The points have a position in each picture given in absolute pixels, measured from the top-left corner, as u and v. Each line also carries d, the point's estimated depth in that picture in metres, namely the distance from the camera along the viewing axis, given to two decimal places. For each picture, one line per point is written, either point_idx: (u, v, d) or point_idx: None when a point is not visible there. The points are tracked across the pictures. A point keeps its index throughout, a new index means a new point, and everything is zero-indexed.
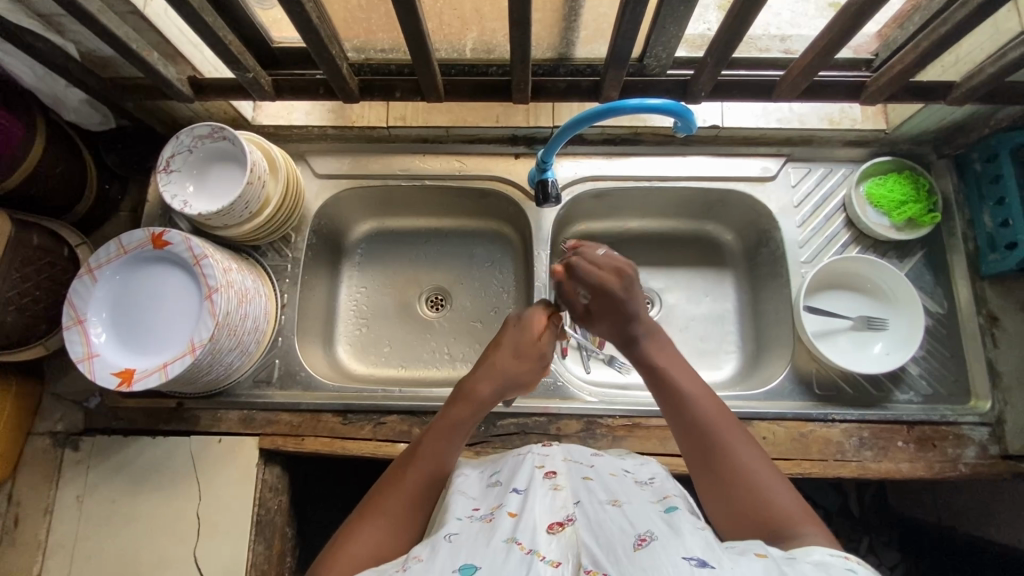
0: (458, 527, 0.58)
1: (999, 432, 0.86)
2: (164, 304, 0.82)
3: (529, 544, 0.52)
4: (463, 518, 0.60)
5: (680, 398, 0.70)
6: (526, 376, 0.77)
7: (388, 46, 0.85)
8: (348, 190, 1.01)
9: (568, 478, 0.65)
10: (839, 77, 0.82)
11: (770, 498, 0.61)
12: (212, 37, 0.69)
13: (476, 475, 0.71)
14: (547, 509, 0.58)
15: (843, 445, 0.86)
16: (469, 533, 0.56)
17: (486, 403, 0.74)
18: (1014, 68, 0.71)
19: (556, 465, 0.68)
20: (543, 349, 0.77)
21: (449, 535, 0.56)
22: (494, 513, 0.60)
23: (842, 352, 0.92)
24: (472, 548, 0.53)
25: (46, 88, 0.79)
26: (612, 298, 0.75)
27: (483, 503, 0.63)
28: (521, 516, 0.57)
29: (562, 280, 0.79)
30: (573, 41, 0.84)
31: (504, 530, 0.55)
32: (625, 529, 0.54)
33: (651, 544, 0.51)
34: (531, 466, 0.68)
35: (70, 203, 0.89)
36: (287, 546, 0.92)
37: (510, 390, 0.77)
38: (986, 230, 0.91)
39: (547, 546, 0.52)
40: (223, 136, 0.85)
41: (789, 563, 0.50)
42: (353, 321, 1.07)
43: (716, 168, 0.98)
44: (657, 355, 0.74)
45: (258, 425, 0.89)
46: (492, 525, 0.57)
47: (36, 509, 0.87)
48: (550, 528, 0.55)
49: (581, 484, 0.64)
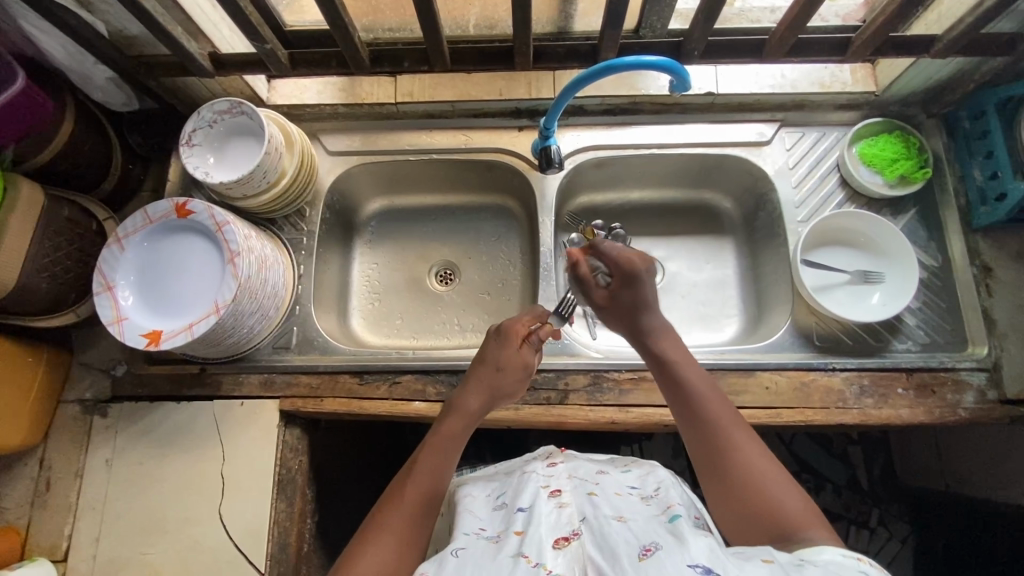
0: (466, 543, 0.64)
1: (997, 377, 0.88)
2: (176, 308, 0.84)
3: (536, 558, 0.57)
4: (470, 535, 0.66)
5: (688, 399, 0.73)
6: (509, 386, 0.80)
7: (395, 24, 0.92)
8: (359, 166, 1.06)
9: (573, 495, 0.69)
10: (824, 37, 0.86)
11: (772, 496, 0.64)
12: (234, 8, 0.74)
13: (482, 496, 0.77)
14: (551, 526, 0.62)
15: (844, 394, 0.89)
16: (475, 548, 0.62)
17: (475, 414, 0.78)
18: (990, 17, 0.75)
19: (560, 484, 0.72)
20: (525, 359, 0.81)
21: (456, 550, 0.61)
22: (499, 532, 0.65)
23: (840, 303, 0.95)
24: (478, 561, 0.58)
25: (76, 66, 0.84)
26: (633, 276, 0.80)
27: (491, 522, 0.69)
28: (527, 534, 0.61)
29: (579, 261, 0.85)
30: (572, 14, 0.91)
31: (511, 547, 0.60)
32: (629, 541, 0.57)
33: (655, 553, 0.53)
34: (536, 486, 0.72)
35: (96, 179, 0.94)
36: (308, 508, 0.95)
37: (500, 401, 0.81)
38: (976, 184, 0.93)
39: (554, 560, 0.57)
40: (242, 111, 0.90)
41: (798, 568, 0.51)
42: (365, 295, 1.11)
43: (712, 135, 1.02)
44: (666, 348, 0.78)
45: (278, 388, 0.93)
46: (498, 544, 0.62)
47: (69, 473, 0.91)
48: (555, 544, 0.59)
49: (585, 500, 0.68)
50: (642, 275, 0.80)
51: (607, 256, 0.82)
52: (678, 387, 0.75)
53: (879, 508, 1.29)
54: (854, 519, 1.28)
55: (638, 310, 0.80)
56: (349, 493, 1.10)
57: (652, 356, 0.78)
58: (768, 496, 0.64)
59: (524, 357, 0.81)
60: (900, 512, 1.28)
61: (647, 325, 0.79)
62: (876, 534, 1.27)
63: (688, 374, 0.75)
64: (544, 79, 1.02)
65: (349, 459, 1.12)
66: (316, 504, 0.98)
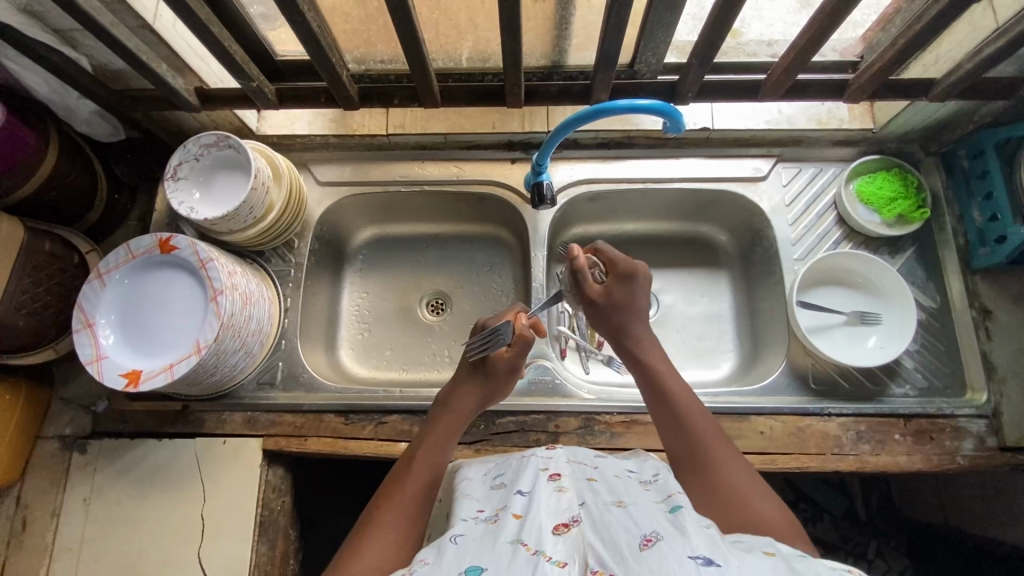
0: (464, 529, 0.60)
1: (997, 424, 0.86)
2: (170, 309, 0.84)
3: (535, 546, 0.53)
4: (468, 519, 0.62)
5: (675, 405, 0.73)
6: (496, 388, 0.80)
7: (387, 56, 0.89)
8: (349, 197, 1.04)
9: (573, 481, 0.65)
10: (820, 77, 0.85)
11: (760, 508, 0.63)
12: (219, 48, 0.72)
13: (478, 476, 0.73)
14: (551, 512, 0.59)
15: (840, 439, 0.87)
16: (474, 534, 0.58)
17: (470, 412, 0.78)
18: (989, 63, 0.74)
19: (559, 468, 0.68)
20: (510, 363, 0.79)
21: (455, 536, 0.58)
22: (498, 513, 0.62)
23: (837, 345, 0.94)
24: (478, 549, 0.54)
25: (60, 100, 0.83)
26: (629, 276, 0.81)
27: (488, 503, 0.65)
28: (527, 517, 0.58)
29: (579, 257, 0.81)
30: (565, 49, 0.87)
31: (510, 531, 0.56)
32: (630, 530, 0.54)
33: (656, 544, 0.51)
34: (535, 470, 0.68)
35: (80, 211, 0.92)
36: (291, 549, 0.93)
37: (491, 401, 0.81)
38: (976, 225, 0.92)
39: (554, 546, 0.53)
40: (228, 144, 0.88)
41: (798, 561, 0.51)
42: (355, 325, 1.09)
43: (708, 170, 1.01)
44: (650, 356, 0.78)
45: (261, 426, 0.91)
46: (497, 526, 0.59)
47: (44, 512, 0.88)
48: (555, 530, 0.56)
49: (585, 485, 0.64)
50: (638, 277, 0.82)
51: (606, 255, 0.83)
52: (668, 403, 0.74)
53: (877, 540, 1.21)
54: (852, 551, 1.21)
55: (629, 311, 0.81)
56: (333, 526, 1.08)
57: (636, 363, 0.78)
58: (753, 507, 0.64)
59: (508, 358, 0.79)
60: (898, 545, 1.21)
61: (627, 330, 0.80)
62: (874, 568, 1.19)
63: (672, 382, 0.75)
64: (538, 112, 1.01)
65: (335, 492, 1.10)
66: (298, 544, 0.97)
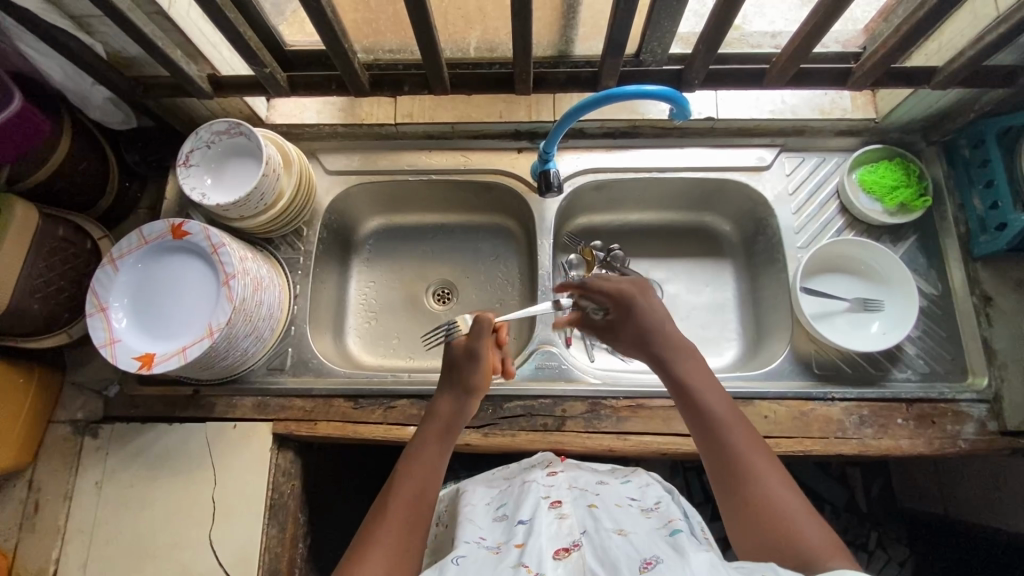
0: (466, 552, 0.62)
1: (998, 409, 0.88)
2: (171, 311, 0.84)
3: (536, 568, 0.55)
4: (470, 544, 0.64)
5: (710, 420, 0.71)
6: (468, 382, 0.78)
7: (396, 46, 0.90)
8: (358, 186, 1.05)
9: (573, 507, 0.67)
10: (823, 65, 0.86)
11: (795, 525, 0.62)
12: (234, 33, 0.73)
13: (483, 504, 0.75)
14: (551, 537, 0.60)
15: (843, 423, 0.88)
16: (475, 558, 0.60)
17: (452, 414, 0.77)
18: (991, 50, 0.75)
19: (560, 494, 0.70)
20: (474, 353, 0.78)
21: (455, 558, 0.60)
22: (499, 542, 0.63)
23: (840, 331, 0.95)
24: (479, 571, 0.57)
25: (74, 86, 0.83)
26: (625, 299, 0.83)
27: (491, 531, 0.67)
28: (527, 544, 0.59)
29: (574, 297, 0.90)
30: (572, 38, 0.89)
31: (511, 557, 0.58)
32: (631, 555, 0.55)
33: (656, 566, 0.52)
34: (537, 497, 0.70)
35: (92, 197, 0.94)
36: (299, 533, 0.94)
37: (472, 400, 0.79)
38: (977, 213, 0.93)
39: (554, 570, 0.55)
40: (240, 132, 0.89)
41: None
42: (362, 313, 1.10)
43: (712, 159, 1.02)
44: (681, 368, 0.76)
45: (272, 410, 0.92)
46: (498, 554, 0.60)
47: (57, 494, 0.89)
48: (555, 555, 0.57)
49: (586, 512, 0.66)
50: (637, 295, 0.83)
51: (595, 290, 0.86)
52: (704, 419, 0.71)
53: (877, 531, 1.24)
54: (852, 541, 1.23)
55: (640, 321, 0.81)
56: (339, 513, 1.09)
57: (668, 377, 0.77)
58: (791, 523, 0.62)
59: (467, 347, 0.79)
60: (898, 535, 1.24)
61: (661, 347, 0.78)
62: (875, 558, 1.21)
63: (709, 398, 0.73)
64: (544, 101, 1.03)
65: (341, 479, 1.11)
66: (309, 528, 0.98)
